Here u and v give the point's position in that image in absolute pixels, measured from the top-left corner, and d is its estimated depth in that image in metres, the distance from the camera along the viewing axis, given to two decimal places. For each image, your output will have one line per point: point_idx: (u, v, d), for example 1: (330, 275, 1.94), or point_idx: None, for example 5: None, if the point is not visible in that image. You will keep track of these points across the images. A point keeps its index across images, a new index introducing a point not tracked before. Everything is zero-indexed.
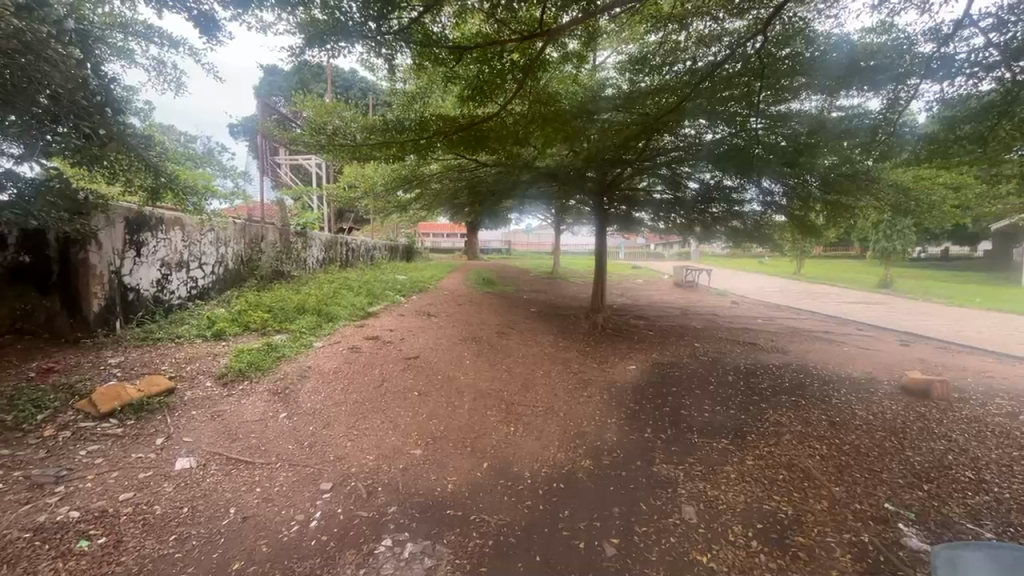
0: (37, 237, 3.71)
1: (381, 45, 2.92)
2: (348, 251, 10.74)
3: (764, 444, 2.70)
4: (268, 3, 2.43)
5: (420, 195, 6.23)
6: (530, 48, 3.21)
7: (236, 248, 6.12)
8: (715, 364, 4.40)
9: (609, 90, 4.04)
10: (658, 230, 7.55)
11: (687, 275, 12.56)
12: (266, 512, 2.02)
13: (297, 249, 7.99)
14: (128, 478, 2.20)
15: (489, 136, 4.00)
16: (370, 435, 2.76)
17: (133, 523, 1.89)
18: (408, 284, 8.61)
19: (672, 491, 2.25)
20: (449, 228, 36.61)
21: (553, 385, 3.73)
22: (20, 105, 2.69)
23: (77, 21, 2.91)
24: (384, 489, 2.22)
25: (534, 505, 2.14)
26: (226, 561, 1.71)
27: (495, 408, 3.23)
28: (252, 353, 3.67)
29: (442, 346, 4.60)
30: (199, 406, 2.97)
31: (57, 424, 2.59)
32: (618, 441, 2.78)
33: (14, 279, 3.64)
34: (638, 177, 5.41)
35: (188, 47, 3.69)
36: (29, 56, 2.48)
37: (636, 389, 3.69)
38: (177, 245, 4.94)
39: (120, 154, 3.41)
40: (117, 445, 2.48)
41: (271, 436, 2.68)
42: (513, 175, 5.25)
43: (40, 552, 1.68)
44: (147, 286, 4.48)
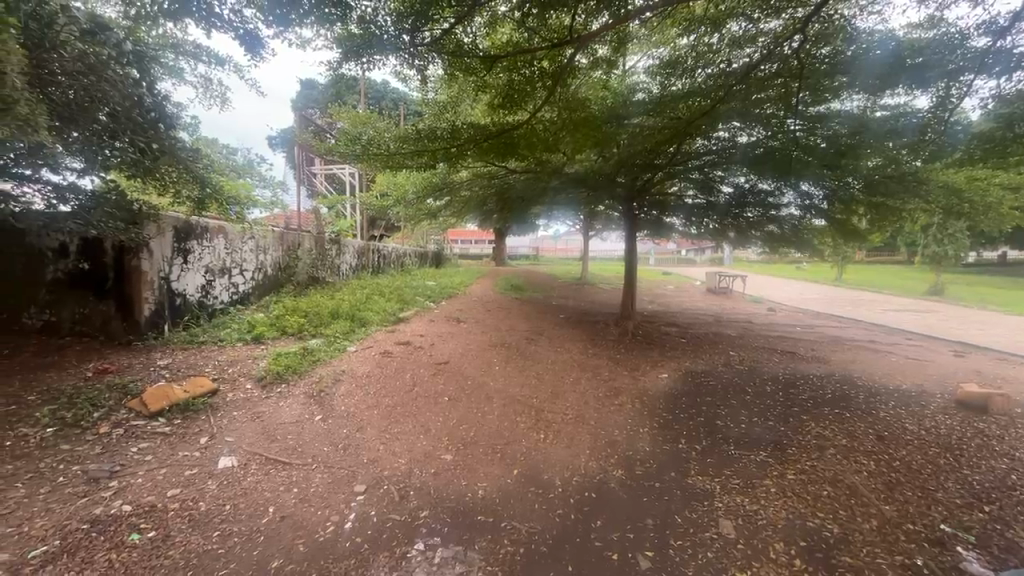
0: (94, 245, 3.96)
1: (414, 56, 3.00)
2: (379, 258, 10.99)
3: (805, 458, 2.59)
4: (308, 20, 2.54)
5: (450, 202, 6.32)
6: (560, 55, 3.22)
7: (274, 255, 6.34)
8: (752, 374, 4.26)
9: (640, 94, 4.02)
10: (689, 236, 7.39)
11: (720, 281, 12.24)
12: (303, 512, 2.08)
13: (331, 256, 8.22)
14: (175, 475, 2.31)
15: (519, 143, 4.03)
16: (402, 439, 2.80)
17: (179, 519, 1.98)
18: (437, 291, 8.72)
19: (708, 505, 2.18)
20: (478, 235, 36.88)
21: (582, 392, 3.70)
22: (83, 122, 2.90)
23: (134, 43, 3.11)
24: (416, 493, 2.24)
25: (566, 513, 2.12)
26: (266, 559, 1.77)
27: (525, 414, 3.22)
28: (289, 357, 3.79)
29: (471, 352, 4.63)
30: (240, 407, 3.09)
31: (111, 422, 2.75)
32: (651, 452, 2.72)
33: (74, 286, 3.97)
34: (670, 183, 5.30)
35: (233, 64, 3.88)
36: (91, 76, 2.83)
37: (668, 398, 3.61)
38: (221, 252, 5.17)
39: (170, 166, 3.56)
40: (165, 443, 2.60)
41: (307, 438, 2.76)
42: (542, 180, 5.25)
43: (96, 544, 1.78)
44: (192, 291, 4.70)
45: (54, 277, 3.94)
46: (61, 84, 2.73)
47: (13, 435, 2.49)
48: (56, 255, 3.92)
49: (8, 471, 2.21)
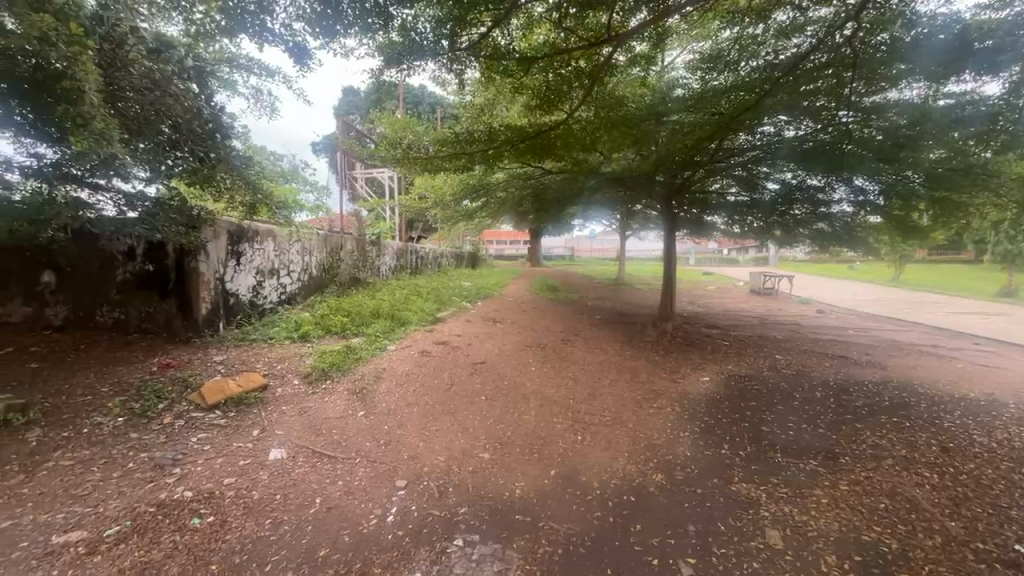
0: (158, 250, 4.29)
1: (452, 61, 3.05)
2: (417, 259, 11.19)
3: (860, 469, 2.45)
4: (352, 29, 2.63)
5: (486, 204, 6.38)
6: (596, 54, 3.20)
7: (319, 257, 6.59)
8: (800, 378, 4.07)
9: (679, 90, 3.93)
10: (731, 235, 7.14)
11: (765, 282, 11.77)
12: (348, 504, 2.16)
13: (372, 257, 8.48)
14: (231, 464, 2.45)
15: (555, 143, 4.03)
16: (441, 437, 2.86)
17: (235, 505, 2.10)
18: (474, 292, 8.82)
19: (753, 513, 2.10)
20: (513, 236, 36.88)
21: (620, 394, 3.65)
22: (149, 134, 3.18)
23: (195, 59, 3.35)
24: (455, 490, 2.28)
25: (605, 516, 2.09)
26: (314, 547, 1.85)
27: (562, 416, 3.21)
28: (333, 355, 3.93)
29: (507, 352, 4.66)
30: (288, 402, 3.24)
31: (173, 413, 2.95)
32: (692, 457, 2.65)
33: (141, 285, 4.30)
34: (711, 180, 5.15)
35: (282, 75, 4.08)
36: (156, 91, 3.13)
37: (710, 402, 3.50)
38: (270, 254, 5.42)
39: (226, 174, 3.78)
40: (221, 434, 2.77)
41: (351, 433, 2.86)
42: (579, 180, 5.21)
43: (162, 526, 1.92)
44: (244, 291, 4.96)
45: (124, 278, 4.27)
46: (129, 99, 3.03)
47: (90, 423, 2.73)
48: (125, 258, 4.25)
49: (86, 456, 2.44)
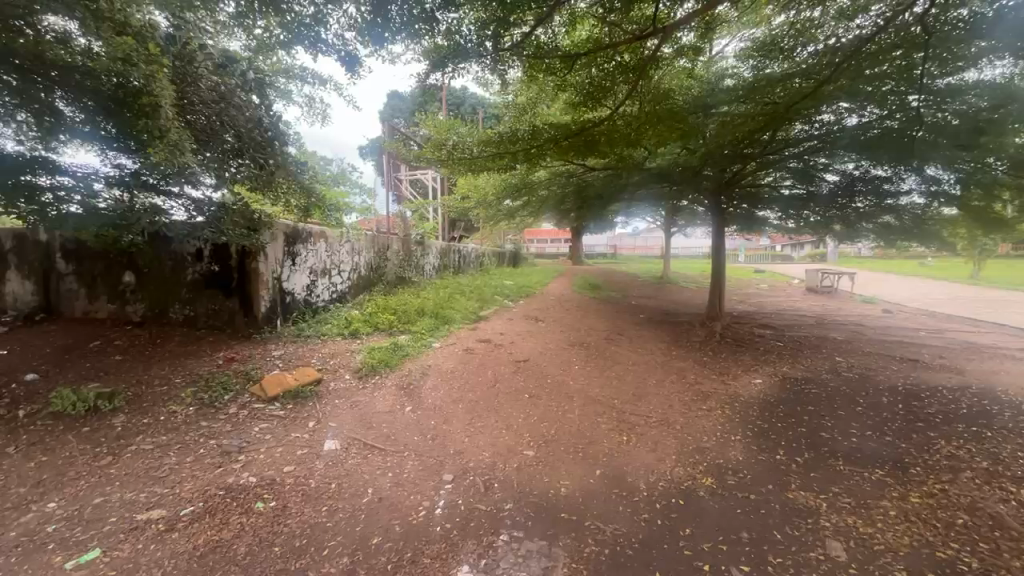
0: (223, 250, 4.58)
1: (497, 61, 3.07)
2: (460, 258, 11.37)
3: (933, 481, 2.27)
4: (400, 36, 2.72)
5: (528, 203, 6.39)
6: (641, 48, 3.16)
7: (368, 257, 6.83)
8: (864, 383, 3.81)
9: (729, 80, 3.79)
10: (786, 230, 6.78)
11: (823, 280, 11.08)
12: (398, 495, 2.24)
13: (416, 256, 8.69)
14: (290, 453, 2.60)
15: (599, 140, 3.99)
16: (485, 433, 2.90)
17: (294, 492, 2.22)
18: (515, 290, 8.85)
19: (813, 522, 2.00)
20: (554, 235, 36.69)
21: (666, 396, 3.55)
22: (215, 144, 3.41)
23: (255, 74, 3.62)
24: (500, 486, 2.31)
25: (652, 519, 2.06)
26: (367, 535, 1.93)
27: (606, 416, 3.17)
28: (382, 352, 4.07)
29: (550, 351, 4.66)
30: (341, 396, 3.39)
31: (238, 404, 3.16)
32: (745, 461, 2.55)
33: (209, 285, 4.63)
34: (763, 173, 4.92)
35: (333, 83, 4.27)
36: (221, 104, 3.39)
37: (763, 405, 3.36)
38: (323, 254, 5.64)
39: (285, 179, 4.01)
40: (281, 425, 2.93)
41: (399, 427, 2.95)
42: (622, 176, 5.13)
43: (231, 508, 2.07)
44: (299, 290, 5.19)
45: (193, 278, 4.64)
46: (197, 111, 3.27)
47: (166, 412, 2.99)
48: (194, 258, 4.61)
49: (163, 441, 2.67)
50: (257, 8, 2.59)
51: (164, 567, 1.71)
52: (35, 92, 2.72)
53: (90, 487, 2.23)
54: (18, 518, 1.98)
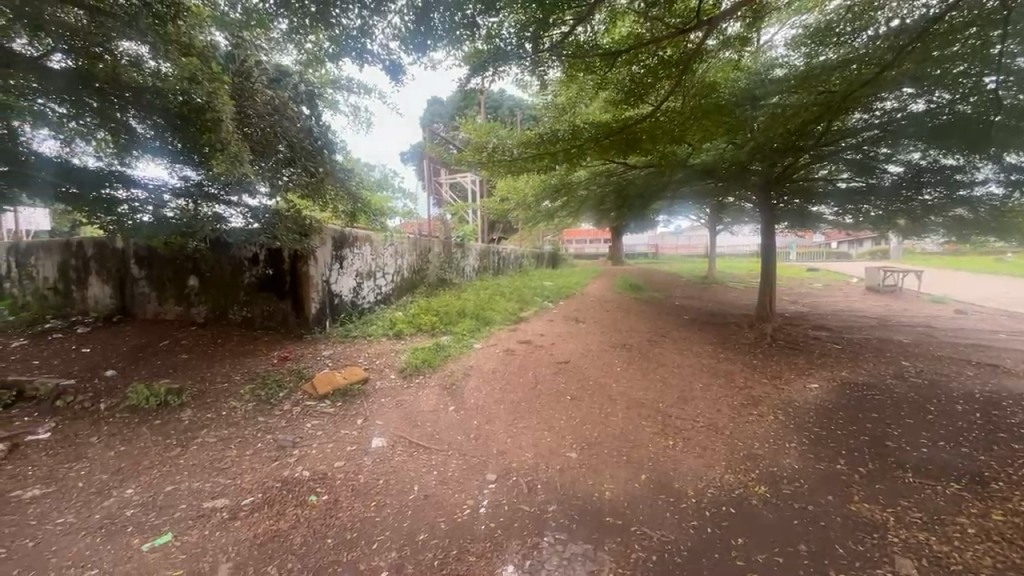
0: (276, 255, 4.81)
1: (537, 63, 3.07)
2: (499, 260, 11.44)
3: (1019, 498, 2.07)
4: (441, 43, 2.78)
5: (567, 203, 6.34)
6: (686, 41, 3.08)
7: (410, 259, 7.00)
8: (935, 389, 3.53)
9: (778, 70, 3.63)
10: (843, 225, 6.38)
11: (886, 278, 10.34)
12: (442, 493, 2.28)
13: (457, 258, 8.82)
14: (341, 449, 2.71)
15: (641, 137, 3.92)
16: (528, 434, 2.91)
17: (344, 487, 2.31)
18: (555, 291, 8.81)
19: (880, 537, 1.87)
20: (593, 234, 36.18)
21: (714, 400, 3.43)
22: (269, 154, 3.59)
23: (306, 87, 3.81)
24: (544, 487, 2.31)
25: (702, 526, 1.99)
26: (414, 531, 1.97)
27: (650, 419, 3.10)
28: (425, 352, 4.15)
29: (591, 352, 4.61)
30: (386, 394, 3.49)
31: (292, 401, 3.32)
32: (802, 470, 2.43)
33: (264, 288, 4.87)
34: (817, 166, 4.66)
35: (377, 91, 4.41)
36: (276, 116, 3.56)
37: (820, 411, 3.17)
38: (368, 257, 5.81)
39: (332, 186, 4.19)
40: (331, 422, 3.06)
41: (443, 426, 3.01)
42: (664, 175, 5.00)
43: (287, 500, 2.18)
44: (346, 293, 5.37)
45: (250, 281, 4.89)
46: (253, 124, 3.41)
47: (227, 407, 3.20)
48: (251, 263, 4.87)
49: (225, 434, 2.85)
50: (307, 23, 2.71)
51: (227, 554, 1.81)
52: (112, 111, 3.03)
53: (162, 476, 2.41)
54: (102, 502, 2.17)
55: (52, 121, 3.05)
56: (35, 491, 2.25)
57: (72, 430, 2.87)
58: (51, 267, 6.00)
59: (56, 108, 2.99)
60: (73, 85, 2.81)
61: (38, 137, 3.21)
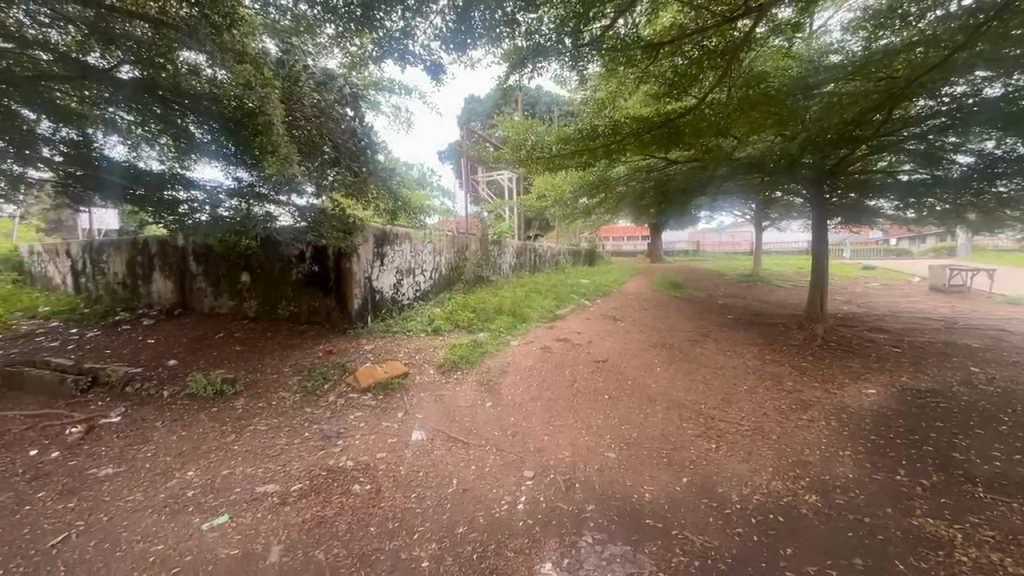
0: (321, 253, 4.98)
1: (576, 58, 3.05)
2: (536, 257, 11.43)
3: None
4: (480, 41, 2.80)
5: (605, 200, 6.25)
6: (732, 29, 2.97)
7: (449, 256, 7.09)
8: (1010, 398, 3.25)
9: (833, 56, 3.41)
10: (904, 220, 5.96)
11: (953, 277, 9.60)
12: (481, 488, 2.30)
13: (494, 256, 8.87)
14: (383, 441, 2.79)
15: (684, 131, 3.82)
16: (565, 432, 2.89)
17: (386, 477, 2.38)
18: (592, 289, 8.70)
19: (946, 555, 1.74)
20: (632, 231, 35.45)
21: (760, 403, 3.30)
22: (316, 156, 3.73)
23: (350, 89, 3.93)
24: (582, 486, 2.29)
25: (747, 534, 1.92)
26: (453, 524, 2.01)
27: (692, 421, 3.02)
28: (463, 348, 4.21)
29: (630, 351, 4.53)
30: (425, 389, 3.56)
31: (337, 393, 3.45)
32: (856, 480, 2.29)
33: (310, 284, 5.06)
34: (876, 157, 4.37)
35: (416, 91, 4.49)
36: (321, 118, 3.69)
37: (877, 418, 2.99)
38: (408, 255, 5.93)
39: (374, 185, 4.31)
40: (373, 414, 3.15)
41: (481, 422, 3.04)
42: (708, 169, 4.84)
43: (333, 487, 2.27)
44: (387, 289, 5.50)
45: (297, 277, 5.11)
46: (302, 127, 3.55)
47: (277, 397, 3.36)
48: (298, 260, 5.09)
49: (275, 423, 3.01)
50: (352, 27, 2.80)
51: (278, 536, 1.91)
52: (173, 117, 3.30)
53: (219, 460, 2.56)
54: (166, 483, 2.33)
55: (121, 127, 3.50)
56: (108, 469, 2.44)
57: (140, 414, 3.10)
58: (120, 263, 6.49)
59: (125, 116, 3.41)
60: (139, 93, 3.09)
61: (109, 144, 3.64)
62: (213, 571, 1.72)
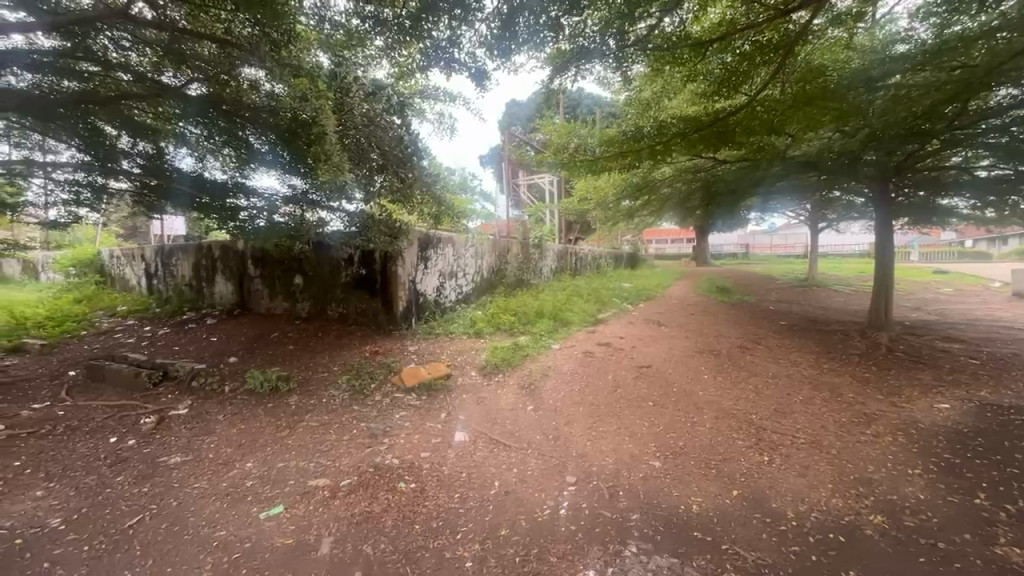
0: (368, 256, 5.16)
1: (620, 59, 3.01)
2: (577, 260, 11.35)
3: None
4: (524, 47, 2.82)
5: (648, 202, 6.13)
6: (785, 22, 2.84)
7: (490, 260, 7.16)
8: None
9: (899, 46, 3.17)
10: (982, 219, 5.47)
11: None
12: (523, 491, 2.31)
13: (534, 259, 8.88)
14: (427, 440, 2.85)
15: (735, 130, 3.69)
16: (608, 438, 2.85)
17: (430, 476, 2.43)
18: (635, 293, 8.54)
19: None
20: (675, 233, 34.43)
21: (817, 415, 3.12)
22: (365, 164, 3.87)
23: (398, 97, 4.06)
24: (626, 494, 2.25)
25: (805, 553, 1.82)
26: (496, 526, 2.02)
27: (742, 431, 2.89)
28: (504, 351, 4.24)
29: (675, 357, 4.40)
30: (467, 390, 3.61)
31: (382, 392, 3.56)
32: (928, 502, 2.12)
33: (359, 286, 5.26)
34: (950, 152, 4.04)
35: (460, 97, 4.58)
36: (370, 126, 3.82)
37: (951, 435, 2.75)
38: (450, 258, 6.04)
39: (419, 191, 4.42)
40: (418, 414, 3.23)
41: (523, 425, 3.05)
42: (759, 168, 4.62)
43: (379, 484, 2.34)
44: (430, 292, 5.62)
45: (346, 280, 5.32)
46: (353, 136, 3.70)
47: (327, 395, 3.51)
48: (347, 263, 5.31)
49: (325, 419, 3.14)
50: (400, 38, 2.91)
51: (329, 529, 1.99)
52: (236, 130, 3.52)
53: (275, 453, 2.70)
54: (227, 472, 2.48)
55: (191, 140, 3.78)
56: (177, 458, 2.63)
57: (204, 408, 3.32)
58: (187, 266, 6.98)
59: (193, 129, 3.69)
60: (206, 109, 3.32)
61: (180, 156, 3.94)
62: (270, 558, 1.81)
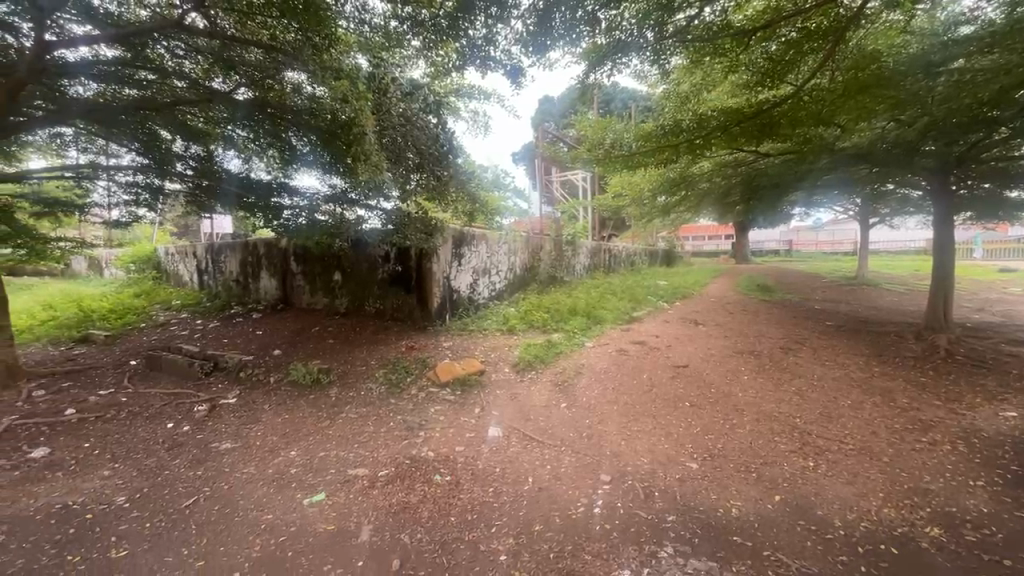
0: (405, 253, 5.28)
1: (658, 52, 2.95)
2: (611, 258, 11.20)
3: None
4: (559, 42, 2.82)
5: (685, 198, 5.98)
6: (835, 7, 2.71)
7: (523, 257, 7.17)
8: None
9: (964, 28, 2.96)
10: None
11: None
12: (557, 488, 2.31)
13: (568, 256, 8.82)
14: (461, 435, 2.89)
15: (780, 122, 3.55)
16: (643, 438, 2.81)
17: (465, 470, 2.47)
18: (671, 291, 8.34)
19: None
20: (713, 229, 33.38)
21: (867, 420, 2.96)
22: (402, 163, 3.97)
23: (434, 97, 4.11)
24: (662, 495, 2.21)
25: (852, 563, 1.74)
26: (530, 521, 2.04)
27: (785, 435, 2.79)
28: (537, 348, 4.24)
29: (713, 357, 4.28)
30: (500, 386, 3.64)
31: (417, 386, 3.63)
32: (993, 516, 1.98)
33: (395, 282, 5.39)
34: (1019, 141, 3.74)
35: (495, 95, 4.60)
36: (407, 126, 3.88)
37: (1018, 445, 2.56)
38: (484, 255, 6.09)
39: (454, 189, 4.49)
40: (452, 408, 3.28)
41: (556, 422, 3.04)
42: (805, 161, 4.42)
43: (415, 476, 2.39)
44: (464, 289, 5.69)
45: (383, 277, 5.46)
46: (392, 135, 3.79)
47: (365, 388, 3.62)
48: (384, 260, 5.45)
49: (364, 412, 3.24)
50: (437, 38, 2.95)
51: (368, 517, 2.05)
52: (281, 132, 3.67)
53: (317, 443, 2.81)
54: (274, 459, 2.61)
55: (240, 143, 3.96)
56: (227, 444, 2.79)
57: (251, 397, 3.49)
58: (235, 263, 7.34)
59: (240, 132, 3.86)
60: (254, 112, 3.47)
61: (228, 157, 4.14)
62: (313, 542, 1.90)
